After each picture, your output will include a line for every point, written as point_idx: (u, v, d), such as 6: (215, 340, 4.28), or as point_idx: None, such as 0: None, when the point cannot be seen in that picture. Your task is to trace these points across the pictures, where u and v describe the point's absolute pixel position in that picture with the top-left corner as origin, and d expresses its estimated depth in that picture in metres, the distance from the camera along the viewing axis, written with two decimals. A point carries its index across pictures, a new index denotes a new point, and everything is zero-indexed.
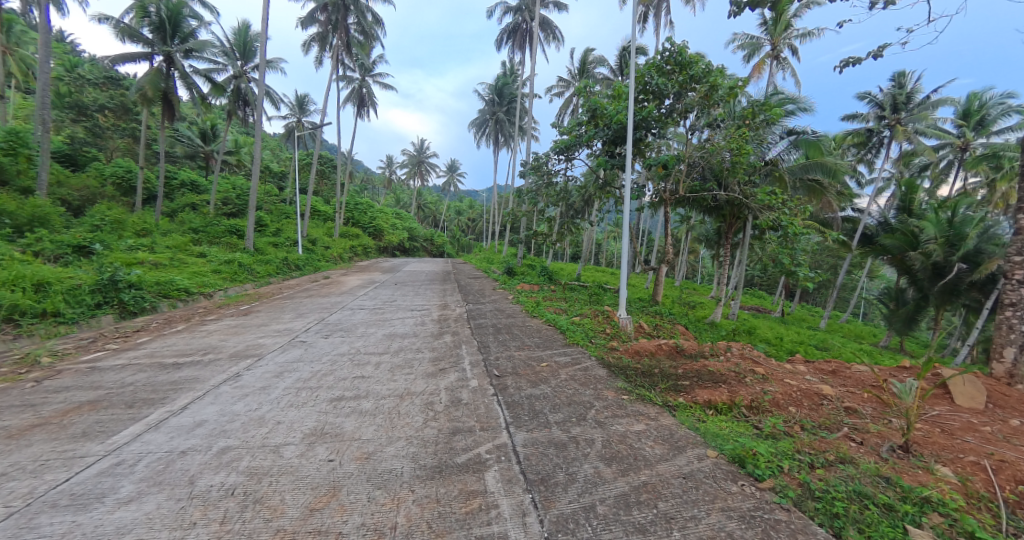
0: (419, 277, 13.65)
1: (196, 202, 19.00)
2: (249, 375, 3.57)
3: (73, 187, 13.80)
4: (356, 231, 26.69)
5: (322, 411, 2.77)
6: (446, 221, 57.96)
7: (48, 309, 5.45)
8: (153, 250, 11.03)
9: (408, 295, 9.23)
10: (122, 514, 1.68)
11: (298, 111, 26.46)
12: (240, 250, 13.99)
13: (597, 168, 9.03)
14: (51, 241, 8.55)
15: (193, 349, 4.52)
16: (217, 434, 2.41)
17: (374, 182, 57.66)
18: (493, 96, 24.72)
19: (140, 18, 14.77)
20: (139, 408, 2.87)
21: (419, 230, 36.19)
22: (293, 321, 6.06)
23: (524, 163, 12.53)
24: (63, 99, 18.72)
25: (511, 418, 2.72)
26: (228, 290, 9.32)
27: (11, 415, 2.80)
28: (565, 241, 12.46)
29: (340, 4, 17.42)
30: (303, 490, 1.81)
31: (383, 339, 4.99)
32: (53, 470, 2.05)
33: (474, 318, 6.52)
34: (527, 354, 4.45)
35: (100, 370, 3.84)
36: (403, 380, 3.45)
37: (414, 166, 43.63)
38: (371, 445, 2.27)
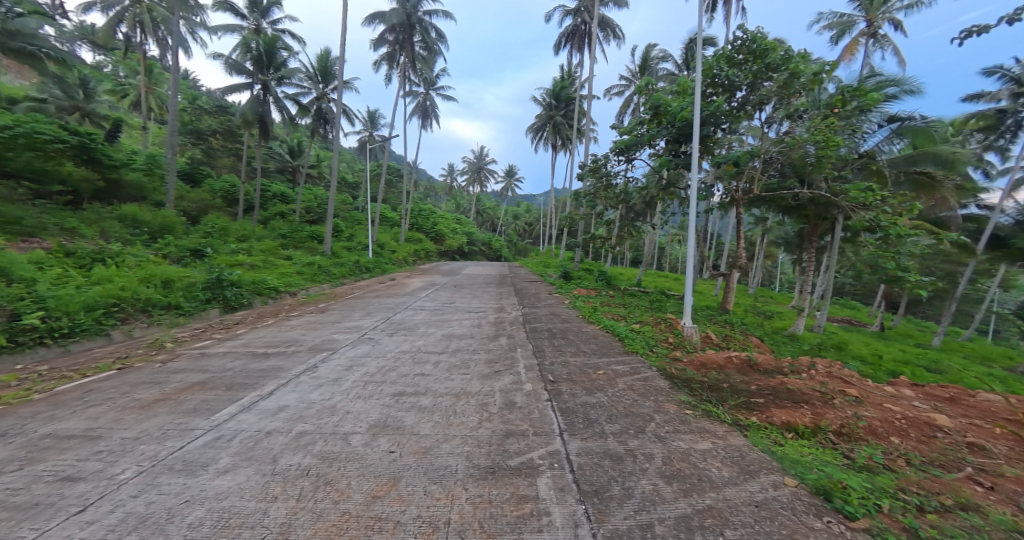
0: (476, 280, 14.06)
1: (285, 211, 21.41)
2: (324, 366, 3.93)
3: (191, 200, 16.29)
4: (419, 235, 28.18)
5: (385, 404, 2.95)
6: (504, 225, 59.31)
7: (172, 303, 6.46)
8: (250, 253, 12.63)
9: (465, 297, 9.56)
10: (220, 482, 1.92)
11: (370, 125, 28.66)
12: (319, 254, 15.49)
13: (659, 169, 8.63)
14: (175, 246, 10.18)
15: (279, 341, 5.07)
16: (296, 419, 2.67)
17: (437, 188, 60.71)
18: (550, 100, 24.83)
19: (244, 53, 17.09)
20: (234, 391, 3.28)
21: (478, 235, 37.20)
22: (362, 319, 6.52)
23: (583, 167, 12.34)
24: (185, 127, 22.25)
25: (566, 425, 2.66)
26: (309, 289, 10.34)
27: (144, 390, 3.38)
28: (625, 245, 12.03)
29: (407, 24, 18.67)
30: (366, 477, 1.94)
31: (441, 339, 5.20)
32: (171, 438, 2.42)
33: (529, 322, 6.53)
34: (582, 361, 4.33)
35: (207, 356, 4.47)
36: (459, 380, 3.56)
37: (474, 173, 45.19)
38: (427, 440, 2.36)
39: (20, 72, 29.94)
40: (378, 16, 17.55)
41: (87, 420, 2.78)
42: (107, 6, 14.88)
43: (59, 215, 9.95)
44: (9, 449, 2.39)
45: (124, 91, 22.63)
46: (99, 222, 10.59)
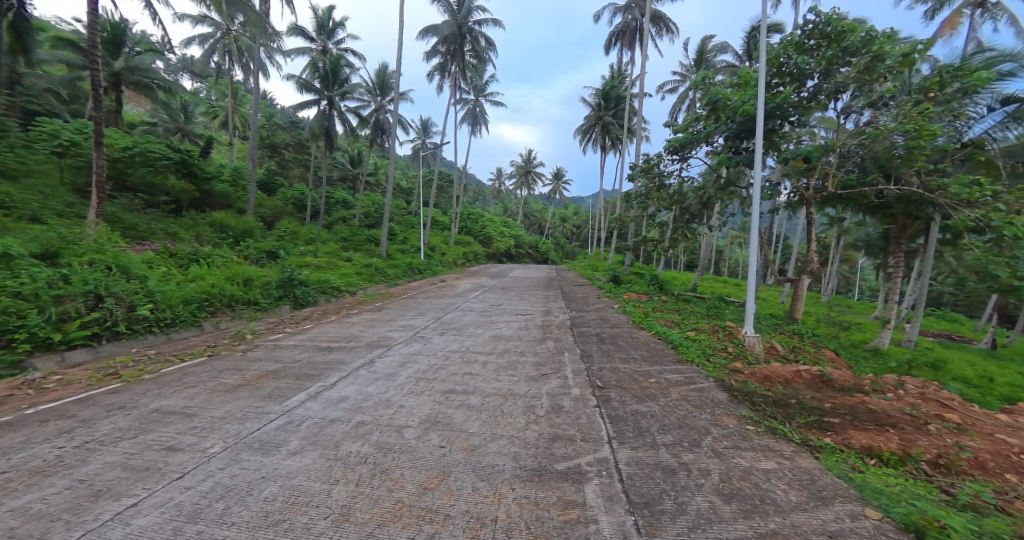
0: (523, 283, 14.17)
1: (346, 216, 23.03)
2: (380, 362, 4.17)
3: (268, 207, 18.08)
4: (468, 239, 28.93)
5: (436, 401, 3.06)
6: (551, 228, 59.24)
7: (251, 299, 7.23)
8: (316, 255, 13.76)
9: (513, 300, 9.65)
10: (290, 462, 2.11)
11: (423, 133, 29.98)
12: (376, 256, 16.47)
13: (717, 167, 8.13)
14: (254, 248, 11.36)
15: (340, 337, 5.47)
16: (355, 410, 2.86)
17: (486, 193, 62.06)
18: (600, 100, 24.46)
19: (312, 73, 18.66)
20: (302, 381, 3.58)
21: (525, 238, 37.42)
22: (415, 319, 6.84)
23: (634, 167, 12.00)
24: (264, 141, 24.80)
25: (615, 433, 2.59)
26: (367, 289, 11.05)
27: (229, 375, 3.81)
28: (679, 248, 11.49)
29: (457, 35, 19.33)
30: (418, 469, 2.03)
31: (489, 340, 5.30)
32: (251, 420, 2.70)
33: (576, 326, 6.45)
34: (631, 368, 4.19)
35: (280, 347, 4.95)
36: (507, 381, 3.60)
37: (522, 177, 45.54)
38: (475, 438, 2.42)
39: (138, 102, 35.21)
40: (431, 29, 18.39)
41: (185, 399, 3.19)
42: (203, 39, 17.04)
43: (165, 222, 11.55)
44: (127, 420, 2.81)
45: (215, 112, 25.73)
46: (195, 227, 12.13)
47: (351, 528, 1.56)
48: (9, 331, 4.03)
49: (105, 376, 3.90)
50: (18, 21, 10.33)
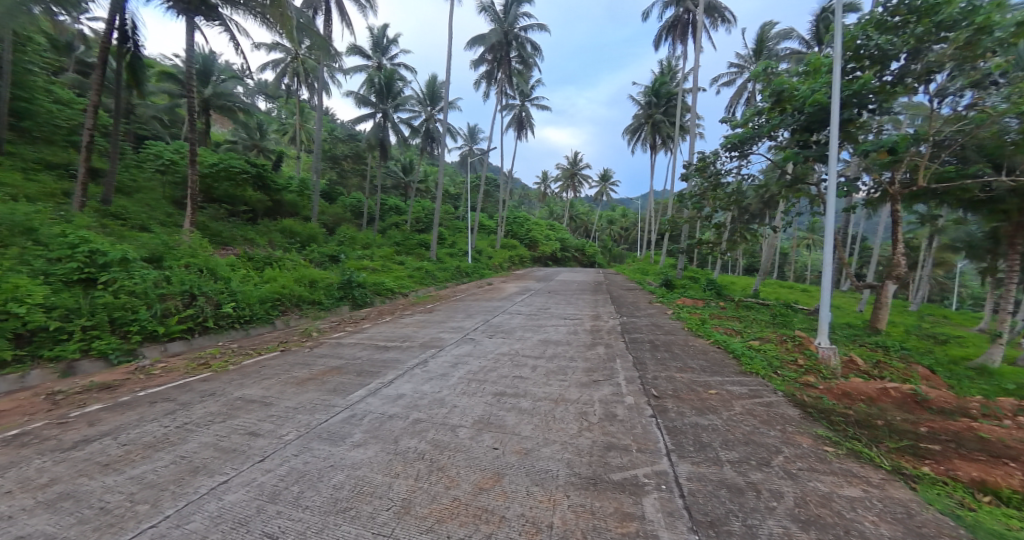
0: (570, 287, 13.97)
1: (398, 222, 24.25)
2: (433, 362, 4.32)
3: (330, 214, 19.52)
4: (514, 242, 29.23)
5: (488, 402, 3.11)
6: (598, 231, 58.16)
7: (316, 300, 7.84)
8: (372, 258, 14.62)
9: (561, 303, 9.56)
10: (355, 454, 2.24)
11: (470, 140, 30.80)
12: (427, 259, 17.16)
13: (782, 163, 7.50)
14: (318, 253, 12.31)
15: (396, 336, 5.75)
16: (411, 408, 2.97)
17: (531, 196, 62.41)
18: (649, 98, 23.60)
19: (369, 88, 19.89)
20: (363, 377, 3.80)
21: (571, 241, 37.04)
22: (464, 320, 7.02)
23: (688, 166, 11.44)
24: (326, 154, 26.88)
25: (674, 446, 2.46)
26: (418, 291, 11.53)
27: (299, 369, 4.15)
28: (738, 251, 10.75)
29: (503, 42, 19.68)
30: (473, 469, 2.07)
31: (538, 344, 5.28)
32: (319, 412, 2.91)
33: (628, 332, 6.23)
34: (689, 378, 3.96)
35: (342, 345, 5.30)
36: (557, 386, 3.57)
37: (568, 180, 45.20)
38: (528, 442, 2.42)
39: (221, 122, 39.60)
40: (479, 39, 18.92)
41: (263, 389, 3.52)
42: (276, 64, 18.86)
43: (244, 230, 12.85)
44: (217, 405, 3.16)
45: (286, 129, 28.29)
46: (269, 234, 13.40)
47: (412, 521, 1.62)
48: (126, 323, 4.73)
49: (198, 365, 4.41)
50: (135, 61, 12.08)
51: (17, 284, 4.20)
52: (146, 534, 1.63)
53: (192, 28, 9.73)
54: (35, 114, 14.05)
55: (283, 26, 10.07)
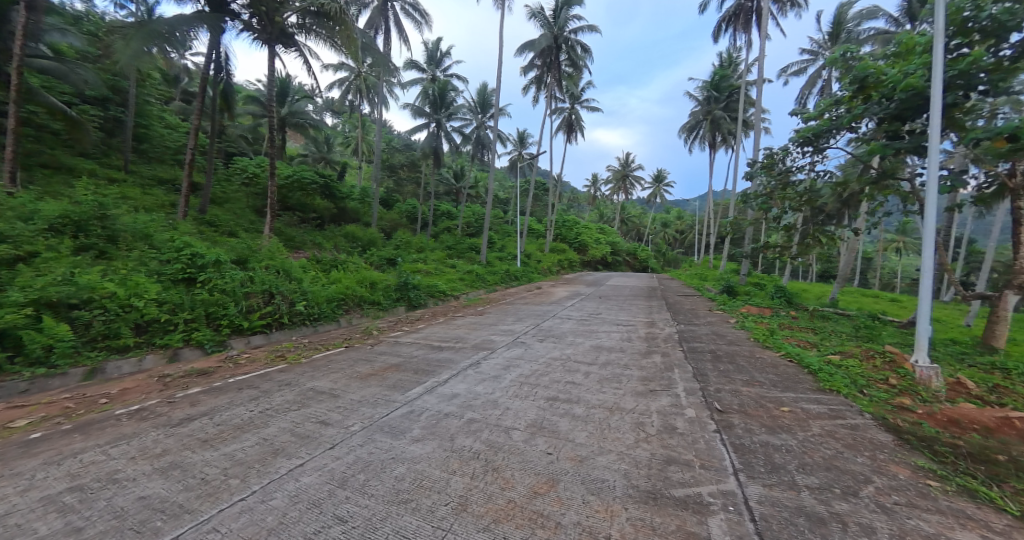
0: (623, 292, 13.51)
1: (450, 226, 25.11)
2: (485, 363, 4.39)
3: (387, 220, 20.70)
4: (563, 246, 29.00)
5: (541, 406, 3.10)
6: (651, 235, 55.90)
7: (376, 300, 8.34)
8: (426, 262, 15.27)
9: (612, 309, 9.29)
10: (414, 448, 2.34)
11: (520, 145, 31.11)
12: (477, 263, 17.58)
13: (866, 158, 6.70)
14: (377, 256, 13.10)
15: (449, 337, 5.92)
16: (465, 407, 3.05)
17: (580, 199, 61.67)
18: (709, 92, 22.35)
19: (424, 99, 20.87)
20: (419, 375, 3.97)
21: (622, 244, 35.91)
22: (515, 324, 7.07)
23: (753, 164, 10.63)
24: (385, 163, 28.61)
25: (742, 465, 2.28)
26: (468, 294, 11.83)
27: (361, 365, 4.44)
28: (812, 255, 9.76)
29: (553, 46, 19.74)
30: (528, 473, 2.07)
31: (590, 350, 5.17)
32: (379, 407, 3.08)
33: (686, 341, 5.89)
34: (757, 393, 3.66)
35: (398, 344, 5.58)
36: (612, 394, 3.46)
37: (619, 182, 44.01)
38: (582, 449, 2.37)
39: (294, 137, 43.75)
40: (529, 45, 19.13)
41: (331, 382, 3.81)
42: (342, 82, 20.48)
43: (313, 235, 14.03)
44: (292, 395, 3.47)
45: (350, 141, 30.54)
46: (334, 238, 14.51)
47: (470, 519, 1.66)
48: (218, 318, 5.36)
49: (276, 357, 4.90)
50: (227, 89, 13.96)
51: (137, 282, 4.93)
52: (237, 507, 1.83)
53: (273, 56, 10.87)
54: (151, 139, 16.53)
55: (349, 48, 10.95)
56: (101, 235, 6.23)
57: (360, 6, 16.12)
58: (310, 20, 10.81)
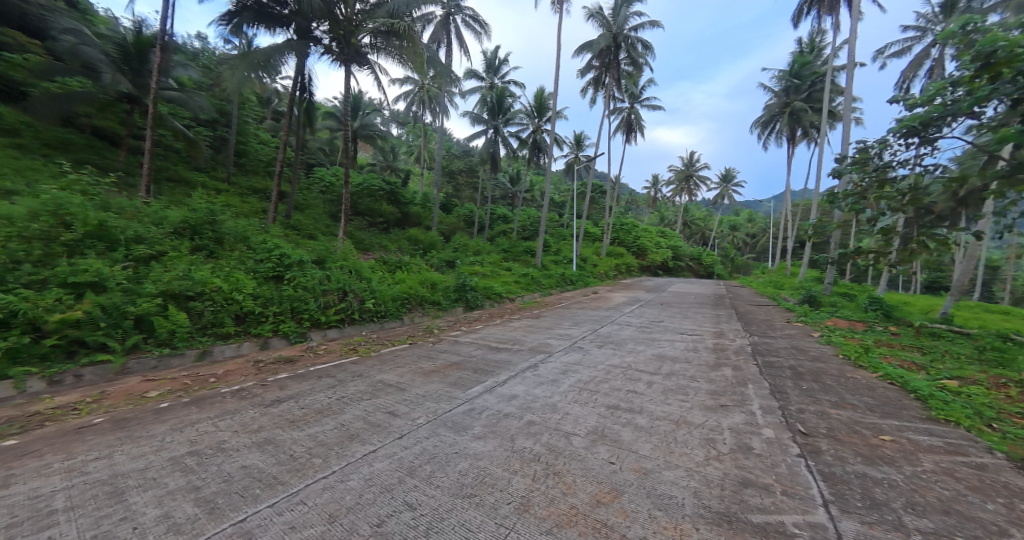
0: (687, 299, 12.72)
1: (506, 230, 25.53)
2: (543, 367, 4.40)
3: (447, 224, 21.58)
4: (620, 250, 28.11)
5: (601, 414, 3.03)
6: (718, 239, 52.02)
7: (436, 300, 8.73)
8: (483, 264, 15.66)
9: (675, 317, 8.79)
10: (475, 445, 2.42)
11: (576, 147, 30.72)
12: (532, 266, 17.66)
13: (992, 148, 5.67)
14: (437, 258, 13.71)
15: (506, 339, 6.02)
16: (525, 409, 3.08)
17: (639, 201, 59.35)
18: (787, 81, 20.37)
19: (482, 106, 21.47)
20: (479, 375, 4.08)
21: (685, 249, 33.94)
22: (572, 328, 6.98)
23: (841, 160, 9.50)
24: (446, 169, 29.90)
25: (833, 496, 2.03)
26: (523, 297, 11.92)
27: (424, 361, 4.66)
28: (917, 262, 8.43)
29: (612, 46, 19.27)
30: (590, 480, 2.03)
31: (652, 359, 4.94)
32: (442, 403, 3.20)
33: (760, 354, 5.40)
34: (848, 417, 3.25)
35: (457, 343, 5.77)
36: (677, 406, 3.28)
37: (682, 183, 41.68)
38: (647, 462, 2.27)
39: (364, 148, 47.40)
40: (587, 46, 18.89)
41: (398, 376, 4.06)
42: (408, 94, 21.81)
43: (380, 239, 15.06)
44: (364, 385, 3.74)
45: (413, 150, 32.37)
46: (398, 241, 15.46)
47: (532, 520, 1.67)
48: (301, 312, 5.96)
49: (349, 350, 5.33)
50: (309, 106, 15.49)
51: (238, 279, 5.65)
52: (320, 483, 2.02)
53: (349, 74, 11.89)
54: (249, 154, 18.92)
55: (415, 62, 11.61)
56: (211, 237, 7.25)
57: (425, 22, 17.05)
58: (381, 39, 11.61)
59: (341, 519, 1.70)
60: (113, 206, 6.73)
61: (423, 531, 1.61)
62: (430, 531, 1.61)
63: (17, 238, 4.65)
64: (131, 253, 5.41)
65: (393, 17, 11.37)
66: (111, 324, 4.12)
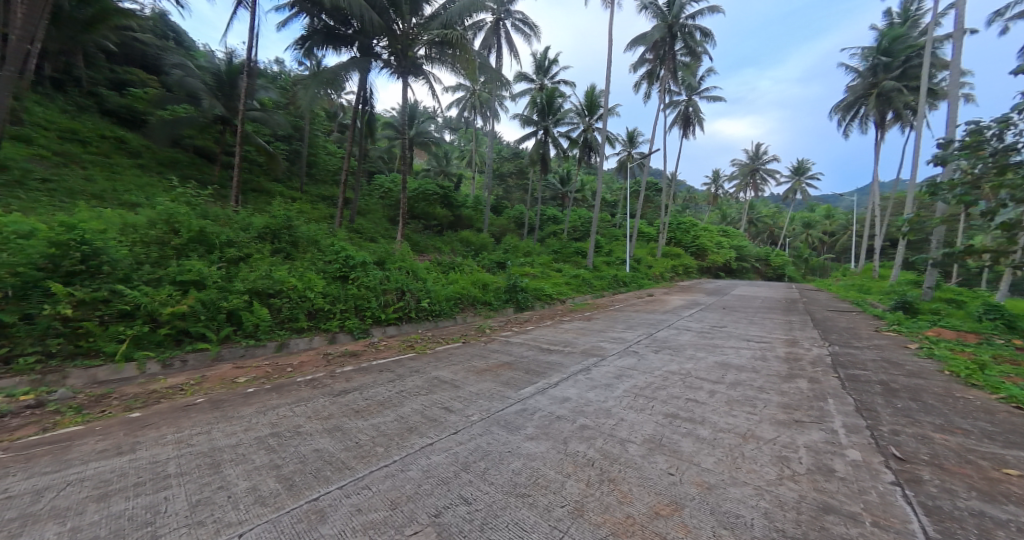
0: (752, 304, 11.80)
1: (556, 230, 25.40)
2: (596, 370, 4.30)
3: (497, 225, 21.96)
4: (677, 250, 26.69)
5: (659, 422, 2.90)
6: (790, 238, 47.46)
7: (488, 301, 8.90)
8: (533, 265, 15.71)
9: (740, 322, 8.16)
10: (527, 445, 2.43)
11: (629, 144, 29.72)
12: (583, 267, 17.39)
13: None
14: (488, 260, 13.99)
15: (558, 341, 5.97)
16: (578, 412, 3.04)
17: (698, 198, 56.03)
18: (874, 60, 18.16)
19: (532, 108, 21.52)
20: (530, 375, 4.10)
21: (751, 249, 31.44)
22: (626, 332, 6.75)
23: (945, 146, 8.24)
24: (497, 172, 30.42)
25: (938, 534, 1.76)
26: (575, 298, 11.76)
27: (477, 360, 4.77)
28: None
29: (668, 36, 18.36)
30: (647, 491, 1.95)
31: (715, 367, 4.63)
32: (494, 401, 3.25)
33: (843, 366, 4.84)
34: (959, 443, 2.79)
35: (509, 343, 5.83)
36: (745, 419, 3.04)
37: (747, 177, 38.64)
38: (710, 476, 2.14)
39: (420, 154, 49.67)
40: (640, 39, 18.20)
41: (453, 373, 4.19)
42: (461, 100, 22.51)
43: (435, 241, 15.72)
44: (421, 381, 3.92)
45: (465, 155, 33.36)
46: (452, 243, 16.03)
47: (587, 525, 1.65)
48: (364, 309, 6.39)
49: (406, 346, 5.62)
50: (370, 117, 16.56)
51: (310, 278, 6.18)
52: (383, 470, 2.15)
53: (406, 85, 12.55)
54: (319, 164, 20.67)
55: (467, 69, 11.95)
56: (288, 241, 8.02)
57: (477, 30, 17.50)
58: (435, 49, 12.11)
59: (402, 506, 1.80)
60: (211, 214, 7.71)
61: (479, 526, 1.65)
62: (485, 526, 1.65)
63: (140, 243, 5.51)
64: (225, 255, 6.16)
65: (446, 28, 11.84)
66: (209, 317, 4.72)
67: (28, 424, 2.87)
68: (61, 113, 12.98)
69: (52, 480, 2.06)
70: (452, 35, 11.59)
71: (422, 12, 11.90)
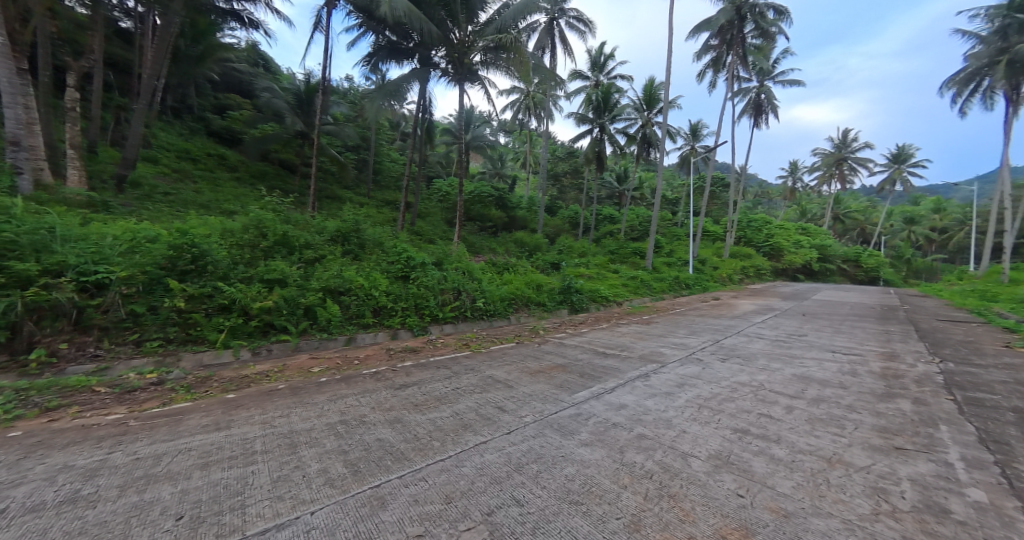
0: (840, 310, 10.47)
1: (612, 231, 24.67)
2: (655, 377, 4.09)
3: (551, 226, 21.86)
4: (748, 250, 24.58)
5: (726, 437, 2.68)
6: (888, 236, 41.52)
7: (541, 301, 8.88)
8: (588, 266, 15.42)
9: (824, 331, 7.27)
10: (580, 451, 2.37)
11: (692, 138, 27.98)
12: (641, 268, 16.69)
13: None
14: (542, 260, 13.98)
15: (614, 345, 5.78)
16: (635, 420, 2.91)
17: (772, 193, 51.11)
18: (1005, 19, 15.37)
19: (587, 105, 21.09)
20: (585, 379, 4.00)
21: (837, 248, 28.02)
22: (688, 338, 6.34)
23: None
24: (551, 172, 30.28)
25: None
26: (632, 301, 11.30)
27: (531, 361, 4.76)
28: None
29: (737, 19, 16.95)
30: (712, 511, 1.80)
31: (794, 380, 4.17)
32: (547, 404, 3.22)
33: (961, 387, 4.10)
34: None
35: (563, 345, 5.75)
36: (831, 441, 2.69)
37: (833, 168, 34.50)
38: (788, 503, 1.92)
39: (475, 158, 50.99)
40: (704, 25, 17.05)
41: (507, 373, 4.22)
42: (515, 102, 22.73)
43: (489, 242, 16.05)
44: (475, 379, 4.00)
45: (520, 156, 33.61)
46: (506, 244, 16.25)
47: None
48: (423, 307, 6.69)
49: (462, 344, 5.79)
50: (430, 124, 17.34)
51: (376, 277, 6.60)
52: (439, 464, 2.23)
53: (462, 92, 12.98)
54: (384, 171, 22.11)
55: (521, 71, 12.07)
56: (356, 243, 8.65)
57: (531, 31, 17.60)
58: (490, 55, 12.39)
59: (456, 501, 1.85)
60: (292, 219, 8.57)
61: (531, 529, 1.64)
62: (537, 530, 1.64)
63: (236, 245, 6.29)
64: (303, 256, 6.82)
65: (500, 33, 12.08)
66: (290, 311, 5.24)
67: (152, 398, 3.40)
68: (178, 137, 15.34)
69: (168, 447, 2.42)
70: (506, 39, 11.78)
71: (477, 19, 12.24)
